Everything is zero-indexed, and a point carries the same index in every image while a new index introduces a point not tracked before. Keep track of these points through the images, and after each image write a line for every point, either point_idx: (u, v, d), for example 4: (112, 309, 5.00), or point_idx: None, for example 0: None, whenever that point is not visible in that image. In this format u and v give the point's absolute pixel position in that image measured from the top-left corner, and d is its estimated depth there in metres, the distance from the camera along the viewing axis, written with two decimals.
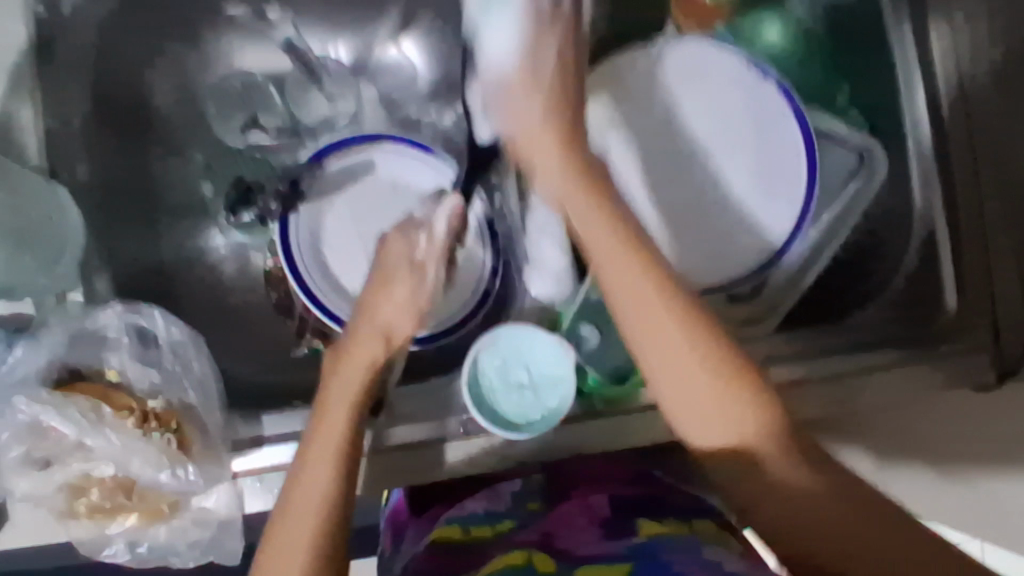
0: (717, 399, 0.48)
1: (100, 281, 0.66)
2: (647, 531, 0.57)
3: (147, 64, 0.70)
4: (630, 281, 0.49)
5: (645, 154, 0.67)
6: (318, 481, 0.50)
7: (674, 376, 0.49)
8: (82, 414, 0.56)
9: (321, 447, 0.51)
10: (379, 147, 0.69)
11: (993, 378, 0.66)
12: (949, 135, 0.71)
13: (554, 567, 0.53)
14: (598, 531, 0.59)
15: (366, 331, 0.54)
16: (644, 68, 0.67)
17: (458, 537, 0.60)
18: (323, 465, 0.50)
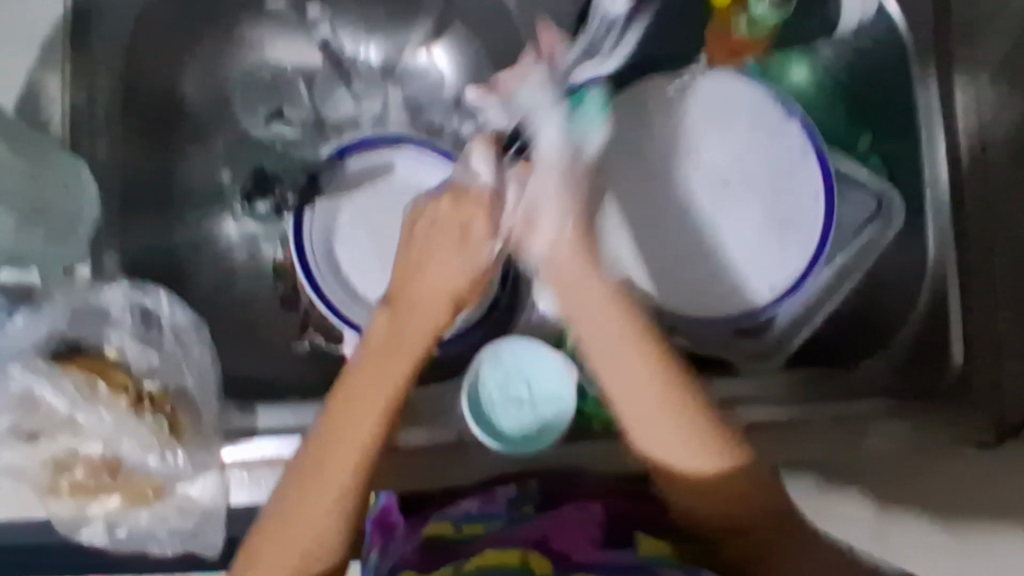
0: (680, 425, 0.51)
1: (110, 258, 0.65)
2: (648, 546, 0.54)
3: (181, 50, 0.70)
4: (604, 323, 0.52)
5: (654, 195, 0.67)
6: (342, 477, 0.51)
7: (637, 413, 0.52)
8: (77, 389, 0.56)
9: (345, 446, 0.51)
10: (401, 150, 0.68)
11: (993, 438, 0.64)
12: (972, 187, 0.69)
13: (547, 567, 0.52)
14: (597, 536, 0.56)
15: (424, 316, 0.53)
16: (663, 107, 0.68)
17: (449, 534, 0.58)
18: (342, 471, 0.51)
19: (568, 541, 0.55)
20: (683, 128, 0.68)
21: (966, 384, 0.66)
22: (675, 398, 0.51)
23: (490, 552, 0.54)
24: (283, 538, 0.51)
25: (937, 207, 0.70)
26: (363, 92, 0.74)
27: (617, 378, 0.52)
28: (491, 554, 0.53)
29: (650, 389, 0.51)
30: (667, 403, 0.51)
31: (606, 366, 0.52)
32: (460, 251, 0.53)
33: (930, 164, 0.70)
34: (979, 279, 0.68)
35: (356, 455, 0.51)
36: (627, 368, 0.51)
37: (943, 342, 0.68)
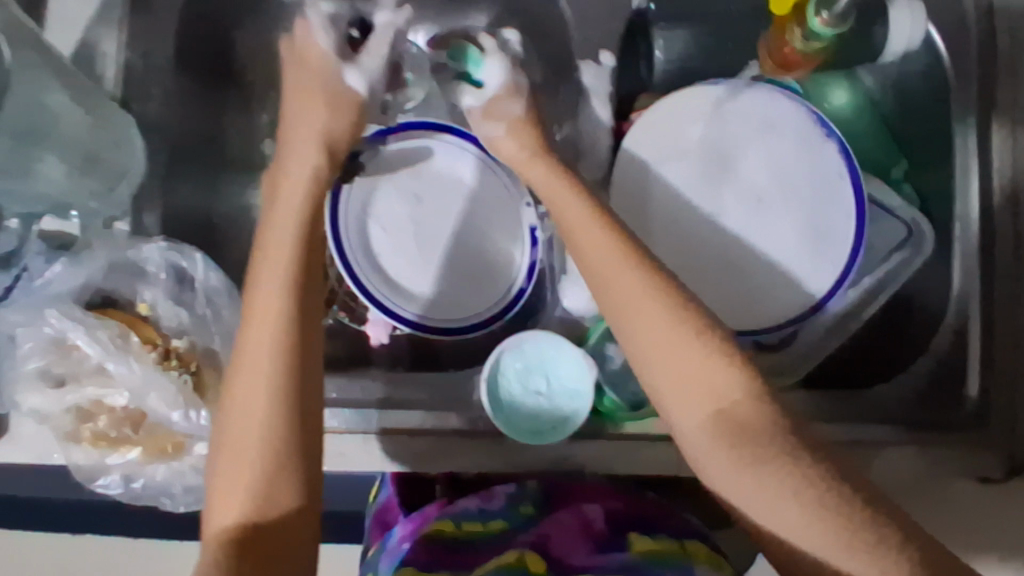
0: (673, 346, 0.47)
1: (150, 216, 0.64)
2: (640, 549, 0.58)
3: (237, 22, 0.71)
4: (607, 262, 0.49)
5: (689, 200, 0.67)
6: (265, 337, 0.46)
7: (644, 340, 0.48)
8: (110, 337, 0.57)
9: (262, 316, 0.46)
10: (442, 138, 0.71)
11: (999, 472, 0.66)
12: (1006, 224, 0.69)
13: (543, 566, 0.57)
14: (589, 540, 0.60)
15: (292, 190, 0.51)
16: (705, 114, 0.68)
17: (451, 531, 0.62)
18: (266, 330, 0.46)
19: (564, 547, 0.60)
20: (722, 133, 0.68)
21: (981, 418, 0.67)
22: (675, 319, 0.47)
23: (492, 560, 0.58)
24: (234, 427, 0.45)
25: (967, 241, 0.70)
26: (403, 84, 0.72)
27: (632, 313, 0.48)
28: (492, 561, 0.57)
29: (652, 309, 0.47)
30: (677, 332, 0.47)
31: (615, 295, 0.49)
32: (315, 83, 0.57)
33: (963, 197, 0.70)
34: (1005, 318, 0.68)
35: (273, 315, 0.46)
36: (624, 282, 0.49)
37: (959, 376, 0.69)
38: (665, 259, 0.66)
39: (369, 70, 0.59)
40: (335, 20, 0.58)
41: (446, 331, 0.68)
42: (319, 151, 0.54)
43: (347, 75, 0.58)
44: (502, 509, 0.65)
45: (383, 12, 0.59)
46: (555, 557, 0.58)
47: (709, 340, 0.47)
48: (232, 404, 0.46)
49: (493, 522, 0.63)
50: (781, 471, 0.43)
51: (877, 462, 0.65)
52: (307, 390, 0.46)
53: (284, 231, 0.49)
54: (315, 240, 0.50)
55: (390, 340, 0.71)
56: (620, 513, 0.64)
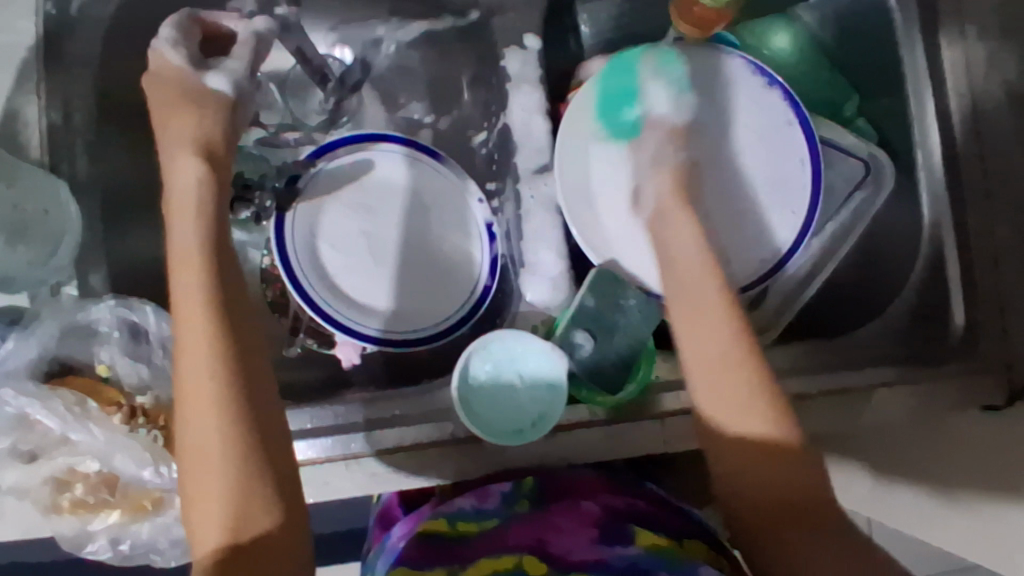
0: (728, 367, 0.50)
1: (96, 276, 0.64)
2: (643, 541, 0.59)
3: None
4: (691, 269, 0.54)
5: None
6: (200, 359, 0.44)
7: (703, 356, 0.51)
8: (67, 407, 0.56)
9: (191, 329, 0.45)
10: (382, 147, 0.70)
11: (1002, 400, 0.63)
12: (968, 144, 0.67)
13: (543, 569, 0.58)
14: (592, 532, 0.61)
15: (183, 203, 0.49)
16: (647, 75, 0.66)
17: (444, 529, 0.61)
18: (200, 354, 0.44)
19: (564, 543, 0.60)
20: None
21: (970, 348, 0.65)
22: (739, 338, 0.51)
23: (489, 559, 0.58)
24: (194, 459, 0.43)
25: (929, 167, 0.68)
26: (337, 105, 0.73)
27: (692, 319, 0.52)
28: (489, 560, 0.58)
29: (716, 324, 0.51)
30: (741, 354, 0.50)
31: (684, 300, 0.53)
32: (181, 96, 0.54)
33: (920, 122, 0.68)
34: (980, 240, 0.66)
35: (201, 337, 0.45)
36: (702, 288, 0.52)
37: (942, 307, 0.67)
38: (622, 237, 0.65)
39: (231, 70, 0.56)
40: (183, 27, 0.56)
41: (414, 341, 0.67)
42: (197, 161, 0.51)
43: (210, 79, 0.55)
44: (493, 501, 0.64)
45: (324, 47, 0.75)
46: (556, 556, 0.59)
47: (773, 390, 0.49)
48: (186, 434, 0.44)
49: (489, 519, 0.62)
50: (812, 507, 0.48)
51: (871, 407, 0.62)
52: (254, 403, 0.45)
53: (188, 248, 0.47)
54: (225, 253, 0.49)
55: (361, 360, 0.69)
56: (620, 505, 0.64)
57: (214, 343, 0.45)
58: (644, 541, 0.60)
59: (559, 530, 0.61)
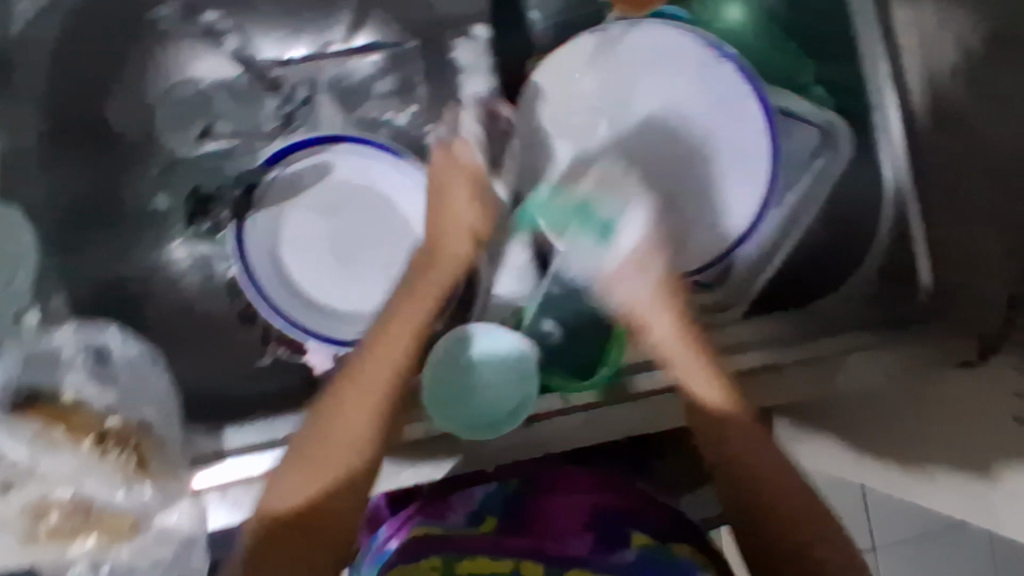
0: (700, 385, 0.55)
1: (58, 298, 0.66)
2: (639, 540, 0.59)
3: (106, 86, 0.70)
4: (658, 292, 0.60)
5: (598, 155, 0.66)
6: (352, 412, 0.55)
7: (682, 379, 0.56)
8: (34, 434, 0.55)
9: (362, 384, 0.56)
10: (335, 148, 0.68)
11: (976, 355, 0.62)
12: (925, 105, 0.67)
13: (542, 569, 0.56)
14: (588, 535, 0.60)
15: (419, 310, 0.61)
16: (599, 64, 0.66)
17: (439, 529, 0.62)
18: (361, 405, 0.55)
19: (560, 543, 0.59)
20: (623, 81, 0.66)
21: (939, 307, 0.65)
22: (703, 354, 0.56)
23: (483, 558, 0.57)
24: (305, 477, 0.54)
25: (887, 129, 0.68)
26: (291, 109, 0.72)
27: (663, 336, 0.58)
28: (484, 561, 0.57)
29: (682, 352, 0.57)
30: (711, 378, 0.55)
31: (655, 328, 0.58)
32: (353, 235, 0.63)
33: (875, 86, 0.68)
34: (942, 197, 0.67)
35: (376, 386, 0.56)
36: (655, 307, 0.59)
37: (909, 262, 0.67)
38: None
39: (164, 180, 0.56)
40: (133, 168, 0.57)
41: None
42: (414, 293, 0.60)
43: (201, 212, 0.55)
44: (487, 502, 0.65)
45: (269, 49, 0.73)
46: (554, 557, 0.57)
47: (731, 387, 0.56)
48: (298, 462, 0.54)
49: (485, 519, 0.63)
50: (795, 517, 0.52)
51: (844, 373, 0.62)
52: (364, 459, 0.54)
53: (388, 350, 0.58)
54: (395, 351, 0.58)
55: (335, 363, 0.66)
56: (615, 503, 0.63)
57: (375, 426, 0.55)
58: (640, 541, 0.58)
59: (554, 530, 0.61)
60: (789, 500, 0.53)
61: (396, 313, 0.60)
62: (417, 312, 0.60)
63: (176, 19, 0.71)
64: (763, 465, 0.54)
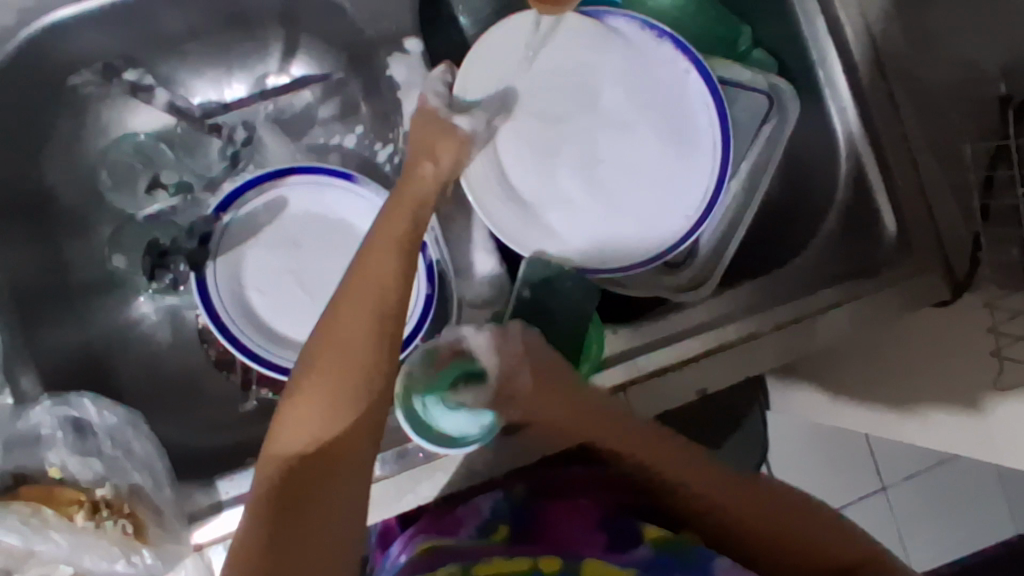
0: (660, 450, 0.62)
1: (27, 377, 0.62)
2: (651, 537, 0.62)
3: (43, 152, 0.67)
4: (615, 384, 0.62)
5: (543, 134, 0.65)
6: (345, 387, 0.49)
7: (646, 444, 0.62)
8: (24, 521, 0.54)
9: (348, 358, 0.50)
10: (288, 182, 0.68)
11: (946, 294, 0.64)
12: (866, 53, 0.66)
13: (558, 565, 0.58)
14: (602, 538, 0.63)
15: (380, 282, 0.52)
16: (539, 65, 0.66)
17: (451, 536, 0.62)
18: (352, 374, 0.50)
19: (574, 545, 0.62)
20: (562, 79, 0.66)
21: (910, 248, 0.64)
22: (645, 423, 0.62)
23: (500, 559, 0.58)
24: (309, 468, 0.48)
25: (833, 83, 0.67)
26: (234, 150, 0.72)
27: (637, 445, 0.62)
28: (501, 561, 0.58)
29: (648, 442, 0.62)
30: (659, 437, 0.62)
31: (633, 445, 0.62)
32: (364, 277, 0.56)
33: (814, 42, 0.67)
34: (897, 149, 0.66)
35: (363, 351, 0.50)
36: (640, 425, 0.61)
37: (872, 213, 0.67)
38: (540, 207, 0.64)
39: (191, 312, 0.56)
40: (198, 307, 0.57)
41: None
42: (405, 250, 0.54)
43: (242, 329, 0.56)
44: (495, 512, 0.66)
45: (205, 91, 0.72)
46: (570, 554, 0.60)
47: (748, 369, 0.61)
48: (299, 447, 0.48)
49: (496, 530, 0.64)
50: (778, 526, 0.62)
51: (822, 330, 0.62)
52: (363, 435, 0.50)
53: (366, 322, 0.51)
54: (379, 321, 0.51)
55: None
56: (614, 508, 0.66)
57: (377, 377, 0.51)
58: (651, 537, 0.62)
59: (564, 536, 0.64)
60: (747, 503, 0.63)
61: (363, 282, 0.52)
62: (383, 269, 0.52)
63: (96, 83, 0.68)
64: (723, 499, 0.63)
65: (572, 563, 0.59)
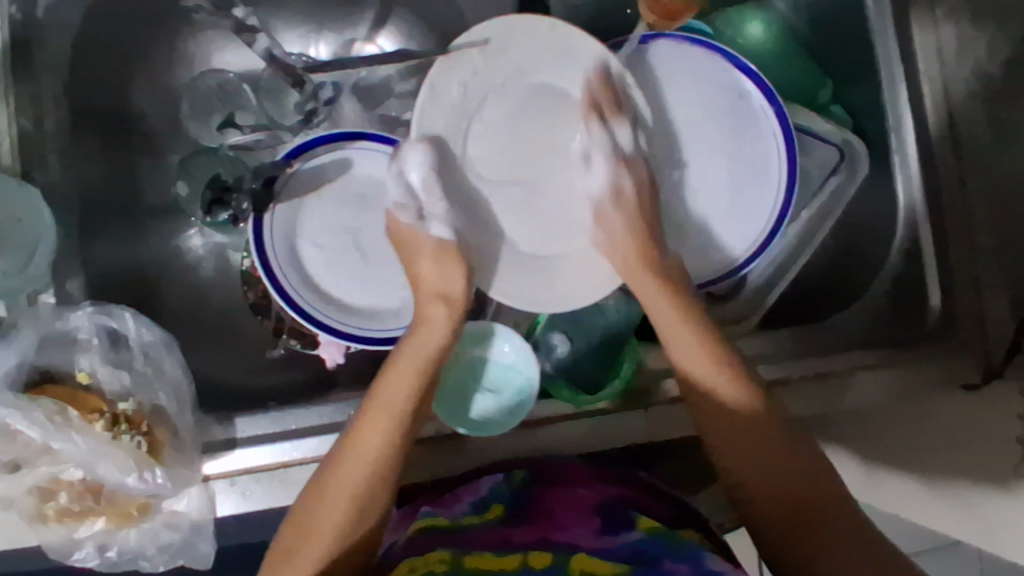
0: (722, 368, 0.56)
1: (73, 283, 0.65)
2: (646, 525, 0.58)
3: (128, 72, 0.70)
4: (662, 313, 0.59)
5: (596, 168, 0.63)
6: (369, 445, 0.53)
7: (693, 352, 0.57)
8: (48, 417, 0.55)
9: (374, 424, 0.54)
10: (357, 145, 0.68)
11: (978, 377, 0.64)
12: (940, 126, 0.67)
13: (549, 560, 0.54)
14: (595, 525, 0.59)
15: (368, 461, 0.53)
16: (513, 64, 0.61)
17: (445, 522, 0.59)
18: (371, 442, 0.53)
19: (567, 531, 0.58)
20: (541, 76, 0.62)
21: (949, 327, 0.65)
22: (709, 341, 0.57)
23: (488, 555, 0.54)
24: (315, 520, 0.52)
25: (903, 151, 0.68)
26: (313, 106, 0.71)
27: (684, 344, 0.57)
28: (490, 558, 0.54)
29: (698, 351, 0.57)
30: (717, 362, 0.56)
31: (680, 344, 0.57)
32: (412, 337, 0.59)
33: (893, 107, 0.68)
34: (954, 221, 0.67)
35: (391, 409, 0.54)
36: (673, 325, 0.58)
37: (919, 287, 0.68)
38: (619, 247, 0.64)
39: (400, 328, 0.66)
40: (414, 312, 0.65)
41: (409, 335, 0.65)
42: (443, 307, 0.60)
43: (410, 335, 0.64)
44: (494, 494, 0.63)
45: (294, 43, 0.74)
46: (562, 547, 0.56)
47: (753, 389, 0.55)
48: (316, 494, 0.52)
49: (492, 507, 0.62)
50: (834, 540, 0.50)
51: (850, 391, 0.63)
52: (366, 496, 0.53)
53: (399, 387, 0.55)
54: (397, 394, 0.55)
55: (346, 359, 0.67)
56: (613, 495, 0.62)
57: (385, 445, 0.53)
58: (645, 524, 0.58)
59: (560, 521, 0.60)
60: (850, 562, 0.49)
61: (395, 355, 0.58)
62: (377, 417, 0.54)
63: (205, 11, 0.69)
64: (795, 493, 0.52)
65: (562, 559, 0.54)
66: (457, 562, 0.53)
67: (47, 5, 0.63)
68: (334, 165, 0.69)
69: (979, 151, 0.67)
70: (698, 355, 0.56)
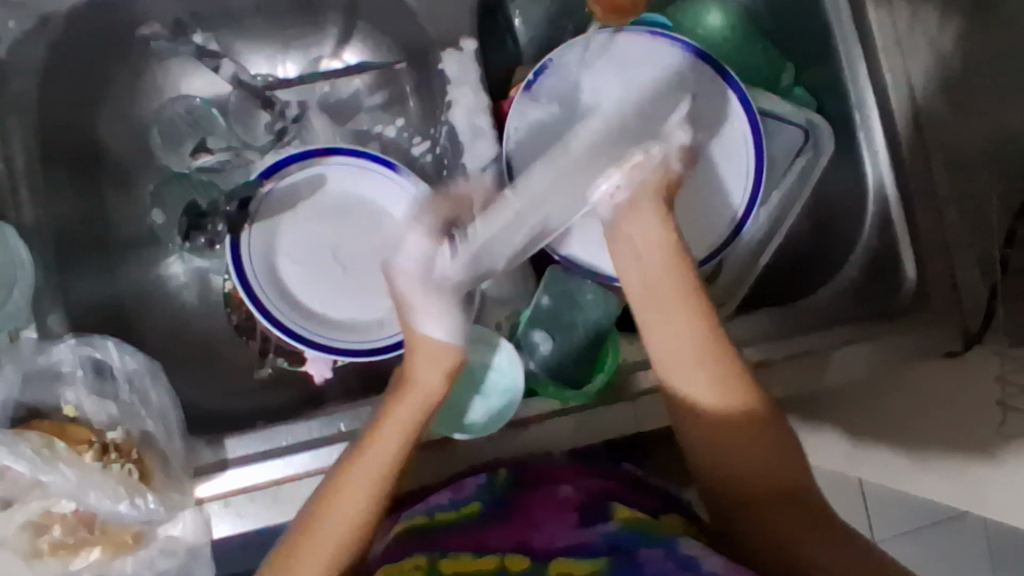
0: (699, 360, 0.52)
1: (54, 317, 0.64)
2: (623, 516, 0.57)
3: (96, 106, 0.71)
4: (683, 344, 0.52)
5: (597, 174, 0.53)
6: (350, 511, 0.50)
7: (672, 344, 0.52)
8: (36, 451, 0.55)
9: (352, 487, 0.51)
10: (330, 160, 0.69)
11: (959, 345, 0.64)
12: (902, 99, 0.68)
13: (525, 564, 0.54)
14: (574, 517, 0.58)
15: (340, 538, 0.50)
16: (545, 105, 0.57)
17: (424, 522, 0.60)
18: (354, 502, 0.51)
19: (545, 530, 0.57)
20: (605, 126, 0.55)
21: (925, 298, 0.66)
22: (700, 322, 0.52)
23: (465, 557, 0.55)
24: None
25: (868, 128, 0.69)
26: (282, 125, 0.73)
27: (668, 341, 0.52)
28: (467, 560, 0.55)
29: (689, 341, 0.52)
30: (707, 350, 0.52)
31: (662, 329, 0.53)
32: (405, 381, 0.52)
33: (854, 86, 0.69)
34: (924, 193, 0.67)
35: (378, 468, 0.51)
36: (687, 353, 0.52)
37: (894, 260, 0.68)
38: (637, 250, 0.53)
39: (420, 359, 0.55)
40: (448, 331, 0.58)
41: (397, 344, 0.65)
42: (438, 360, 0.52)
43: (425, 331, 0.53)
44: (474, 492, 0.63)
45: (260, 65, 0.75)
46: (539, 548, 0.56)
47: (740, 385, 0.52)
48: (290, 554, 0.50)
49: (468, 504, 0.61)
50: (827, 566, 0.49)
51: (833, 367, 0.63)
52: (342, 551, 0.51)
53: (384, 440, 0.51)
54: (377, 454, 0.51)
55: (334, 373, 0.68)
56: (596, 489, 0.63)
57: (367, 504, 0.51)
58: (622, 516, 0.57)
59: (538, 518, 0.59)
60: (810, 517, 0.52)
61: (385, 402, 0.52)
62: (359, 480, 0.51)
63: (165, 38, 0.70)
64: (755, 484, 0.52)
65: (540, 566, 0.54)
66: (433, 567, 0.54)
67: (11, 43, 0.64)
68: (307, 181, 0.69)
69: (940, 123, 0.68)
70: (687, 344, 0.52)
